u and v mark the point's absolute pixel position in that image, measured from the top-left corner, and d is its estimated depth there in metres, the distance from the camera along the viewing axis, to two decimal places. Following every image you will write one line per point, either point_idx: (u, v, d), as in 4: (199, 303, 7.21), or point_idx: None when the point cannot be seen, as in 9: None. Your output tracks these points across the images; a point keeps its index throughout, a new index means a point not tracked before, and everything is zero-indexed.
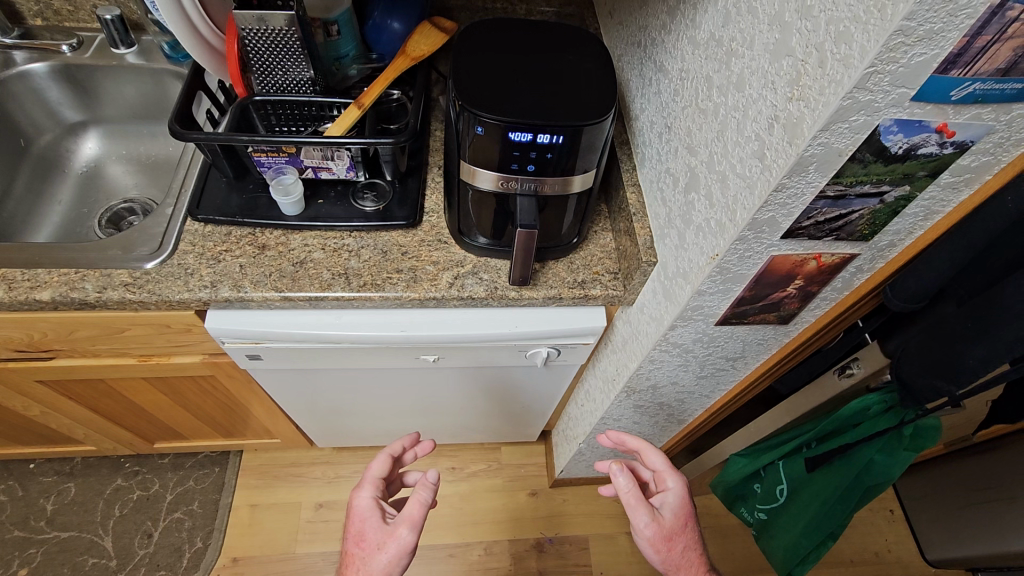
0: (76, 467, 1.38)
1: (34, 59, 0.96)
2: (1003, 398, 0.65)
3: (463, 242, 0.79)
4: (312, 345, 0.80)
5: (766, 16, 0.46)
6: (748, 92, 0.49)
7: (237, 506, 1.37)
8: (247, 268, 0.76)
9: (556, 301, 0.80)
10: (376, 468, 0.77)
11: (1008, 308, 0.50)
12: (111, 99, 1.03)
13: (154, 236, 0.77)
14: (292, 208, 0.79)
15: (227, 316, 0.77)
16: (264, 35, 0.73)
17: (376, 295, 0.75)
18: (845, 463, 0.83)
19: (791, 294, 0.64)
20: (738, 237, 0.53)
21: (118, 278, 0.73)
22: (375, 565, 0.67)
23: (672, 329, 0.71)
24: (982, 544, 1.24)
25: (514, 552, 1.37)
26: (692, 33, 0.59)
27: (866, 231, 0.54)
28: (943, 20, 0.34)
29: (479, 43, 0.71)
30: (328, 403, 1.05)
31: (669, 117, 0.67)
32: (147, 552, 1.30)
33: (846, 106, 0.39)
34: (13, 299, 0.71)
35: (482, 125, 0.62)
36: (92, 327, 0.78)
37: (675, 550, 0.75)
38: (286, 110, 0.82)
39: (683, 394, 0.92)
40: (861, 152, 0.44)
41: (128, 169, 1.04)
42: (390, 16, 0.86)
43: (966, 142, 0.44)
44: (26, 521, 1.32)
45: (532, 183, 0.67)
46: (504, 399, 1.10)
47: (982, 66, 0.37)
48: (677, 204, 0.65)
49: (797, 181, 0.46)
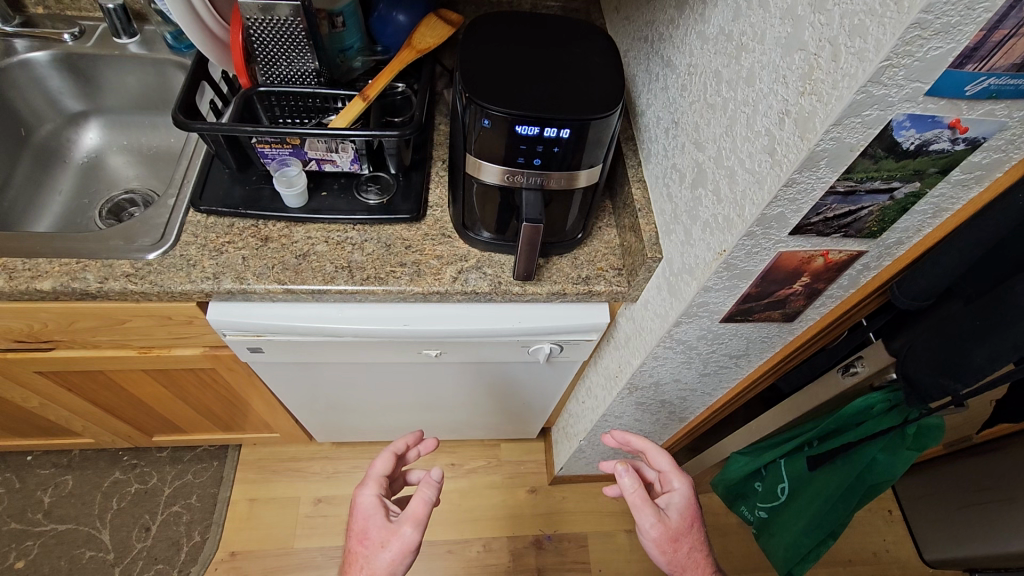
0: (73, 460, 1.38)
1: (35, 47, 0.95)
2: (1007, 398, 0.65)
3: (467, 236, 0.78)
4: (314, 339, 0.79)
5: (778, 10, 0.45)
6: (758, 87, 0.49)
7: (235, 500, 1.37)
8: (250, 260, 0.75)
9: (559, 297, 0.80)
10: (379, 466, 0.77)
11: (1016, 306, 0.50)
12: (113, 90, 1.02)
13: (156, 227, 0.76)
14: (294, 200, 0.78)
15: (229, 309, 0.76)
16: (269, 25, 0.72)
17: (379, 289, 0.75)
18: (846, 462, 0.83)
19: (796, 292, 0.64)
20: (746, 233, 0.53)
21: (120, 269, 0.72)
22: (379, 563, 0.66)
23: (677, 326, 0.70)
24: (981, 544, 1.24)
25: (512, 549, 1.37)
26: (701, 28, 0.59)
27: (874, 228, 0.54)
28: (961, 13, 0.34)
29: (486, 37, 0.70)
30: (329, 397, 1.05)
31: (675, 113, 0.67)
32: (144, 546, 1.30)
33: (859, 100, 0.39)
34: (14, 288, 0.70)
35: (489, 118, 0.62)
36: (92, 318, 0.77)
37: (680, 551, 0.74)
38: (290, 101, 0.82)
39: (686, 392, 0.91)
40: (873, 148, 0.44)
41: (129, 160, 1.04)
42: (395, 8, 0.85)
43: (979, 139, 0.44)
44: (24, 514, 1.31)
45: (538, 177, 0.67)
46: (505, 396, 1.10)
47: (997, 62, 0.37)
48: (684, 200, 0.65)
49: (807, 177, 0.46)
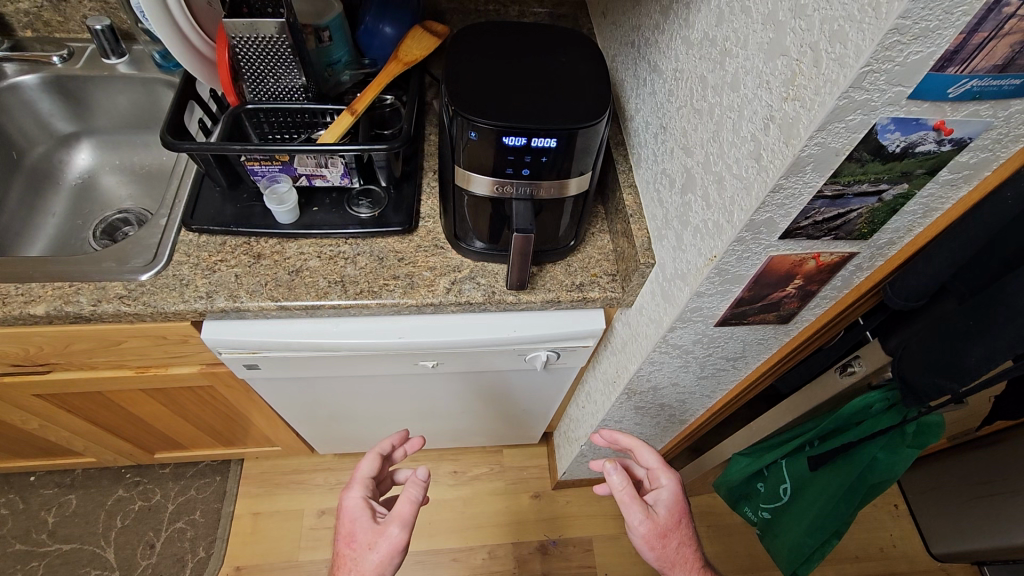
0: (77, 479, 1.38)
1: (25, 71, 0.95)
2: (1005, 395, 0.65)
3: (460, 247, 0.78)
4: (307, 353, 0.79)
5: (760, 16, 0.45)
6: (743, 91, 0.48)
7: (238, 515, 1.37)
8: (243, 277, 0.75)
9: (555, 304, 0.80)
10: (364, 468, 0.77)
11: (1009, 306, 0.50)
12: (104, 110, 1.03)
13: (148, 248, 0.76)
14: (286, 216, 0.78)
15: (224, 326, 0.76)
16: (254, 44, 0.73)
17: (373, 303, 0.75)
18: (848, 461, 0.82)
19: (790, 294, 0.64)
20: (735, 239, 0.53)
21: (113, 291, 0.72)
22: (367, 565, 0.66)
23: (672, 331, 0.70)
24: (988, 537, 1.24)
25: (517, 555, 1.37)
26: (686, 33, 0.58)
27: (865, 229, 0.53)
28: (939, 18, 0.33)
29: (472, 48, 0.70)
30: (327, 409, 1.04)
31: (663, 118, 0.66)
32: (149, 563, 1.30)
33: (841, 106, 0.39)
34: (7, 314, 0.70)
35: (476, 130, 0.62)
36: (87, 340, 0.77)
37: (669, 546, 0.74)
38: (278, 117, 0.81)
39: (683, 394, 0.91)
40: (858, 151, 0.44)
41: (122, 179, 1.04)
42: (381, 21, 0.86)
43: (966, 139, 0.44)
44: (28, 535, 1.31)
45: (527, 187, 0.67)
46: (504, 404, 1.09)
47: (978, 64, 0.37)
48: (674, 204, 0.65)
49: (793, 182, 0.46)
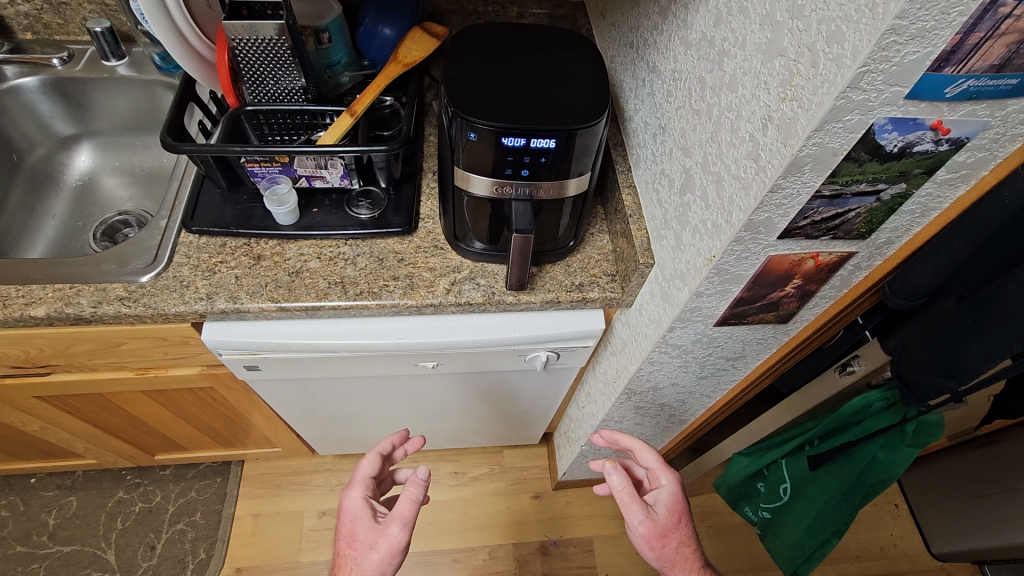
0: (78, 481, 1.38)
1: (25, 73, 0.95)
2: (1004, 394, 0.65)
3: (459, 247, 0.78)
4: (307, 354, 0.79)
5: (758, 16, 0.45)
6: (741, 92, 0.49)
7: (239, 516, 1.37)
8: (243, 279, 0.75)
9: (554, 305, 0.80)
10: (364, 468, 0.77)
11: (1007, 305, 0.50)
12: (104, 112, 1.03)
13: (148, 249, 0.76)
14: (286, 218, 0.78)
15: (224, 327, 0.76)
16: (254, 46, 0.73)
17: (373, 304, 0.75)
18: (847, 460, 0.83)
19: (789, 294, 0.64)
20: (734, 239, 0.53)
21: (113, 292, 0.73)
22: (368, 565, 0.66)
23: (671, 331, 0.70)
24: (989, 536, 1.24)
25: (517, 556, 1.37)
26: (684, 34, 0.59)
27: (863, 229, 0.54)
28: (936, 18, 0.34)
29: (471, 49, 0.70)
30: (327, 410, 1.04)
31: (662, 118, 0.67)
32: (149, 565, 1.30)
33: (839, 105, 0.39)
34: (8, 316, 0.70)
35: (476, 131, 0.62)
36: (87, 342, 0.77)
37: (669, 546, 0.74)
38: (278, 119, 0.82)
39: (683, 394, 0.91)
40: (856, 151, 0.44)
41: (122, 181, 1.04)
42: (380, 22, 0.86)
43: (963, 139, 0.44)
44: (28, 536, 1.31)
45: (526, 187, 0.67)
46: (504, 404, 1.09)
47: (976, 63, 0.37)
48: (673, 205, 0.65)
49: (792, 182, 0.46)
